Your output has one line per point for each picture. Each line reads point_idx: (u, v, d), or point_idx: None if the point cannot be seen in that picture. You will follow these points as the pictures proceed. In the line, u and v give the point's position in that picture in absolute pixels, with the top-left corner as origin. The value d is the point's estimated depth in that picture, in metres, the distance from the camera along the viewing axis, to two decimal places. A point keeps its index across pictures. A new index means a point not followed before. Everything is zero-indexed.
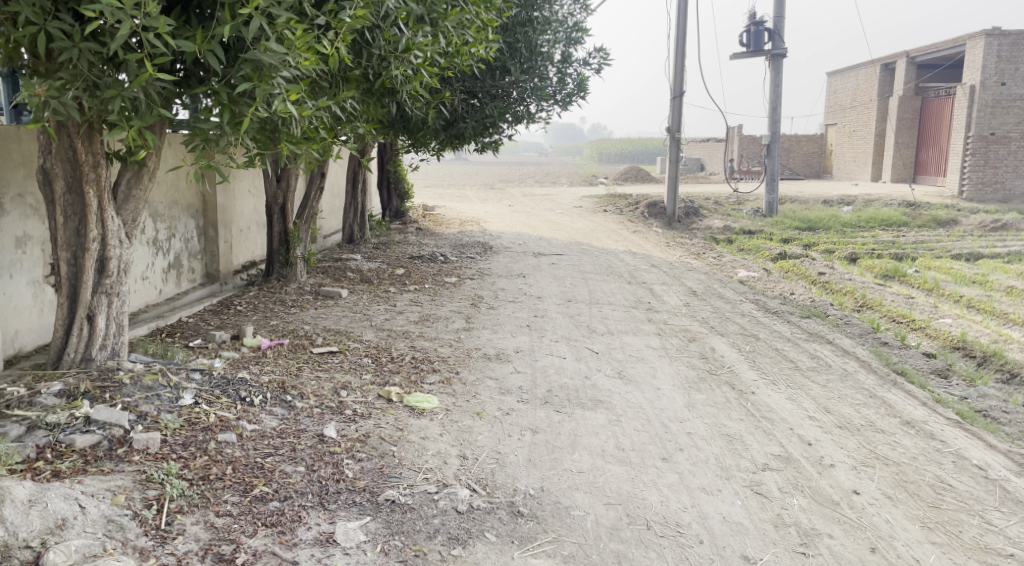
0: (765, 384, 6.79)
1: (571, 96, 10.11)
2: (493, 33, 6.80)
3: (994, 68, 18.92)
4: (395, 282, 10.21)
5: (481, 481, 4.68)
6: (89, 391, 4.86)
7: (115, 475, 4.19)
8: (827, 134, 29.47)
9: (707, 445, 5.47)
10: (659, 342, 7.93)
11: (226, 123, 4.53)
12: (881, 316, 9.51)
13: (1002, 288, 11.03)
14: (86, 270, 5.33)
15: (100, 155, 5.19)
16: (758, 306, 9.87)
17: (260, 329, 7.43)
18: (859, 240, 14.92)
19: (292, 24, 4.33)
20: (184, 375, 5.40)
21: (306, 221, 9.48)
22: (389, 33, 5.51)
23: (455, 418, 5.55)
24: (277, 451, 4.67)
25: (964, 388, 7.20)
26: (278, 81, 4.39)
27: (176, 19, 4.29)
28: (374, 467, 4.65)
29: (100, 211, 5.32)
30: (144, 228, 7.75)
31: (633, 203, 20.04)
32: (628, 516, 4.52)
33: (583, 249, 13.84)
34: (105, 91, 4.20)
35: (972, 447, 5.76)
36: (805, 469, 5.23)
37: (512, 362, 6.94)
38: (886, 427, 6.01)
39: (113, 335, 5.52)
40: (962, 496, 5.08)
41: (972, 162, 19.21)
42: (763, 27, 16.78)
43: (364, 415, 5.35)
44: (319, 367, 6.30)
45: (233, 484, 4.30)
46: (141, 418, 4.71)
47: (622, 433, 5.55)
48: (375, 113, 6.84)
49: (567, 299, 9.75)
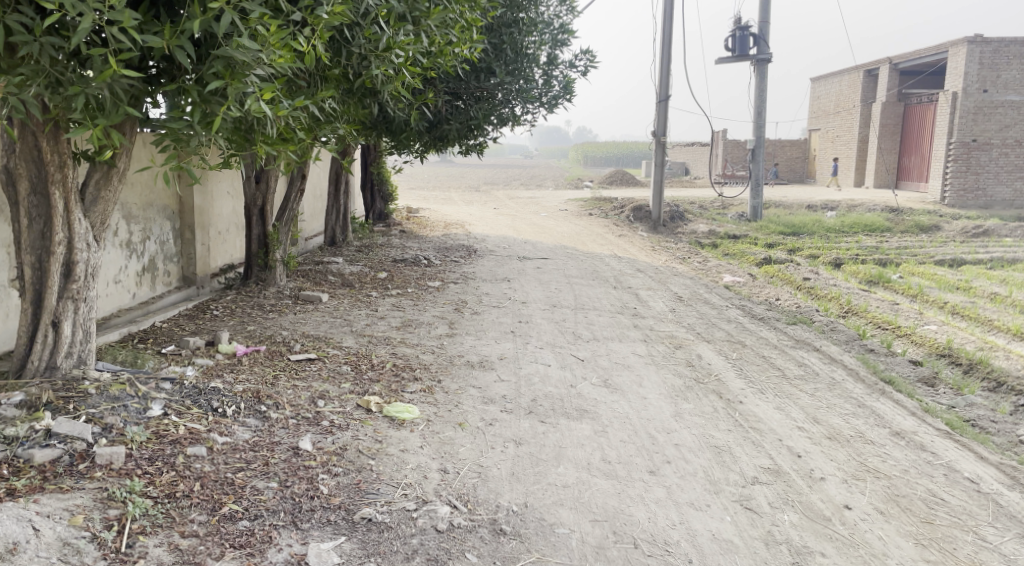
0: (753, 393, 6.65)
1: (557, 98, 9.96)
2: (477, 33, 6.64)
3: (976, 75, 18.94)
4: (376, 286, 10.03)
5: (463, 497, 4.51)
6: (52, 402, 4.65)
7: (74, 494, 4.00)
8: (811, 139, 29.54)
9: (695, 457, 5.32)
10: (645, 349, 7.79)
11: (197, 122, 4.34)
12: (867, 322, 9.42)
13: (986, 294, 10.97)
14: (51, 275, 5.12)
15: (66, 155, 4.99)
16: (745, 311, 9.76)
17: (236, 334, 7.23)
18: (843, 245, 14.87)
19: (266, 19, 4.16)
20: (154, 384, 5.18)
21: (286, 223, 9.27)
22: (369, 31, 5.32)
23: (437, 429, 5.38)
24: (249, 466, 4.48)
25: (952, 396, 7.11)
26: (251, 78, 4.20)
27: (144, 13, 4.10)
28: (351, 482, 4.47)
29: (66, 214, 5.11)
30: (117, 230, 7.53)
31: (618, 207, 19.93)
32: (615, 534, 4.36)
33: (568, 253, 13.70)
34: (68, 88, 4.01)
35: (963, 459, 5.64)
36: (796, 483, 5.09)
37: (495, 370, 6.77)
38: (876, 438, 5.89)
39: (80, 342, 5.29)
40: (955, 511, 4.95)
41: (954, 168, 19.26)
42: (748, 31, 16.70)
43: (342, 426, 5.16)
44: (296, 375, 6.10)
45: (201, 502, 4.10)
46: (106, 430, 4.51)
47: (608, 444, 5.40)
48: (356, 114, 6.67)
49: (552, 304, 9.60)
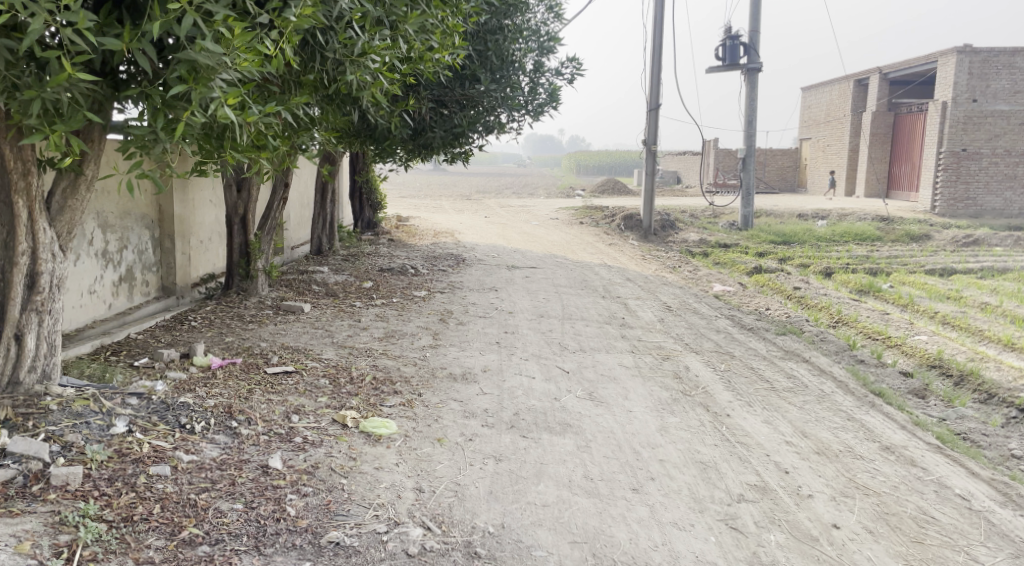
0: (741, 407, 6.50)
1: (543, 106, 9.84)
2: (460, 39, 6.46)
3: (965, 85, 18.86)
4: (361, 296, 9.87)
5: (437, 518, 4.35)
6: (10, 419, 4.50)
7: (24, 518, 3.85)
8: (801, 148, 29.53)
9: (680, 474, 5.17)
10: (632, 360, 7.63)
11: (161, 128, 4.21)
12: (857, 333, 9.28)
13: (976, 304, 10.86)
14: (14, 286, 4.96)
15: (30, 162, 4.85)
16: (734, 321, 9.61)
17: (213, 346, 7.06)
18: (833, 254, 14.77)
19: (230, 22, 4.02)
20: (120, 400, 5.01)
21: (268, 232, 9.11)
22: (344, 36, 5.15)
23: (414, 445, 5.21)
24: (214, 486, 4.31)
25: (943, 408, 6.99)
26: (216, 83, 4.05)
27: (105, 15, 3.98)
28: (320, 503, 4.30)
29: (30, 223, 4.96)
30: (91, 239, 7.36)
31: (609, 215, 19.80)
32: (594, 556, 4.21)
33: (558, 262, 13.55)
34: (24, 92, 3.87)
35: (954, 475, 5.49)
36: (783, 501, 4.94)
37: (478, 383, 6.60)
38: (866, 453, 5.75)
39: (44, 356, 5.11)
40: (946, 530, 4.81)
41: (944, 177, 19.25)
42: (738, 41, 16.64)
43: (315, 443, 4.99)
44: (271, 390, 5.92)
45: (159, 526, 3.95)
46: (65, 449, 4.35)
47: (590, 460, 5.24)
48: (335, 121, 6.52)
49: (539, 315, 9.44)
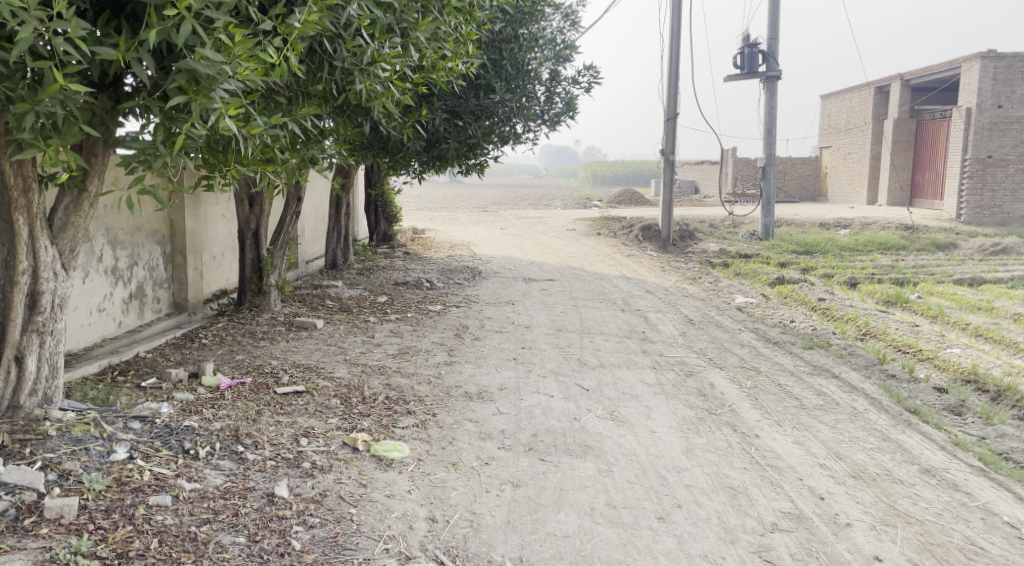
0: (770, 426, 6.21)
1: (559, 116, 9.63)
2: (473, 47, 6.25)
3: (990, 91, 18.53)
4: (375, 310, 9.65)
5: (451, 552, 4.13)
6: (7, 446, 4.31)
7: (13, 556, 3.67)
8: (822, 156, 29.14)
9: (709, 501, 4.90)
10: (654, 376, 7.36)
11: (161, 141, 4.03)
12: (887, 346, 8.96)
13: (1009, 315, 10.49)
14: (14, 306, 4.77)
15: (31, 179, 4.66)
16: (759, 335, 9.31)
17: (222, 365, 6.85)
18: (857, 264, 14.43)
19: (232, 29, 3.83)
20: (121, 424, 4.80)
21: (281, 247, 8.93)
22: (353, 44, 4.95)
23: (428, 470, 4.97)
24: (216, 518, 4.10)
25: (981, 426, 6.66)
26: (217, 93, 3.86)
27: (102, 24, 3.82)
28: (327, 536, 4.09)
29: (31, 241, 4.78)
30: (100, 255, 7.19)
31: (628, 226, 19.52)
32: None
33: (576, 273, 13.31)
34: (17, 105, 3.70)
35: (1001, 500, 5.19)
36: (819, 530, 4.66)
37: (495, 403, 6.36)
38: (905, 476, 5.45)
39: (45, 379, 4.92)
40: (996, 562, 4.52)
41: (969, 185, 18.80)
42: (757, 48, 16.36)
43: (324, 468, 4.76)
44: (280, 411, 5.70)
45: (156, 563, 3.75)
46: (62, 478, 4.16)
47: (613, 486, 4.98)
48: (345, 133, 6.31)
49: (557, 328, 9.19)
